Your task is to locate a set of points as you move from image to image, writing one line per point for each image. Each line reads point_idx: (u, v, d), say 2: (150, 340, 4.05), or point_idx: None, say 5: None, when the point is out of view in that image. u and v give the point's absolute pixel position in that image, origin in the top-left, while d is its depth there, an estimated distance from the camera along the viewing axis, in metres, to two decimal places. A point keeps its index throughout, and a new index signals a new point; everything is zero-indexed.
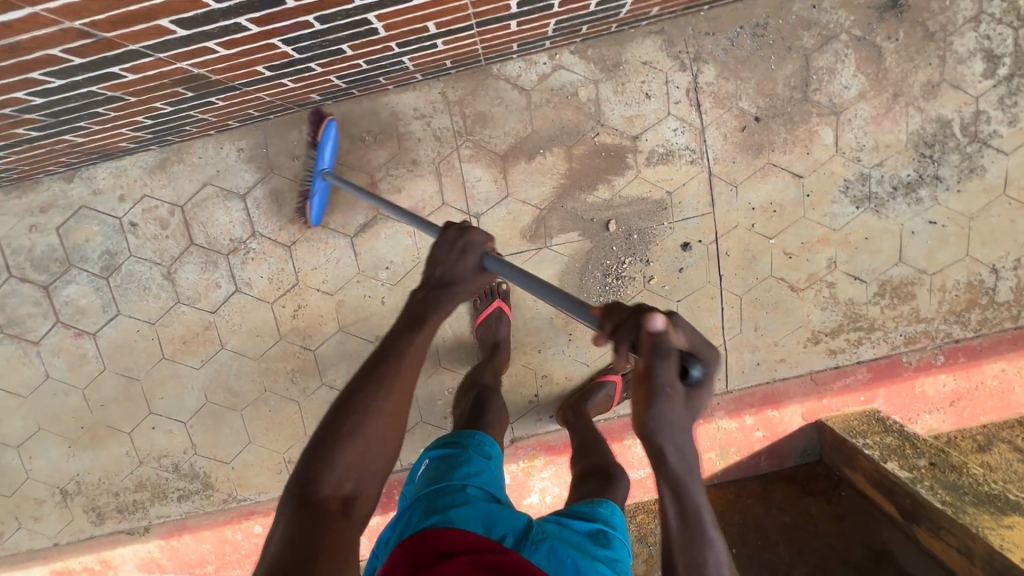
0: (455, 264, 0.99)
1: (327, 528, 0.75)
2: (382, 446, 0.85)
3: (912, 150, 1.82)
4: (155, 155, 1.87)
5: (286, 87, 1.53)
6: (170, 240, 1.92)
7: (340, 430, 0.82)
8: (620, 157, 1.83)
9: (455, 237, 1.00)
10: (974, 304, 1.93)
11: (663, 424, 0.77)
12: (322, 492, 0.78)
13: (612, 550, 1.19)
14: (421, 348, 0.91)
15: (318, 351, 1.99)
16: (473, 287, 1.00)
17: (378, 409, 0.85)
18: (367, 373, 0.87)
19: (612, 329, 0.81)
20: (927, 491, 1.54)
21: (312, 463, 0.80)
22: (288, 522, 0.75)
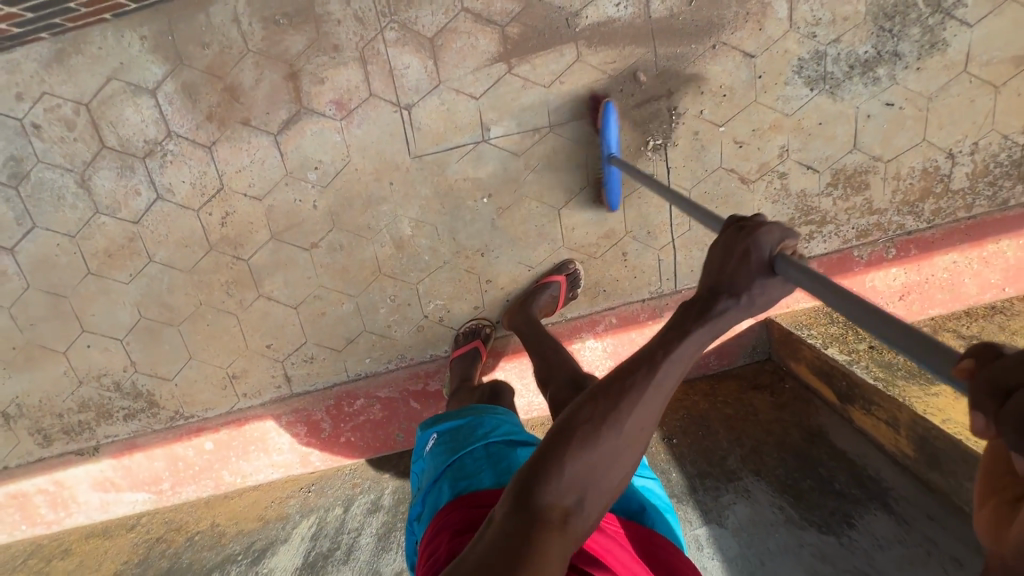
0: (731, 272, 0.84)
1: (542, 531, 0.79)
2: (605, 472, 0.84)
3: (871, 23, 1.70)
4: (49, 46, 1.70)
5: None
6: (79, 143, 1.78)
7: (570, 441, 0.83)
8: (559, 38, 1.69)
9: (735, 239, 0.84)
10: (928, 193, 1.87)
11: None
12: (544, 499, 0.80)
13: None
14: (670, 373, 0.84)
15: (252, 261, 1.91)
16: (761, 294, 0.84)
17: (610, 435, 0.83)
18: (600, 393, 0.86)
19: (1001, 408, 0.54)
20: (861, 370, 1.53)
21: (541, 463, 0.83)
22: (506, 516, 0.81)
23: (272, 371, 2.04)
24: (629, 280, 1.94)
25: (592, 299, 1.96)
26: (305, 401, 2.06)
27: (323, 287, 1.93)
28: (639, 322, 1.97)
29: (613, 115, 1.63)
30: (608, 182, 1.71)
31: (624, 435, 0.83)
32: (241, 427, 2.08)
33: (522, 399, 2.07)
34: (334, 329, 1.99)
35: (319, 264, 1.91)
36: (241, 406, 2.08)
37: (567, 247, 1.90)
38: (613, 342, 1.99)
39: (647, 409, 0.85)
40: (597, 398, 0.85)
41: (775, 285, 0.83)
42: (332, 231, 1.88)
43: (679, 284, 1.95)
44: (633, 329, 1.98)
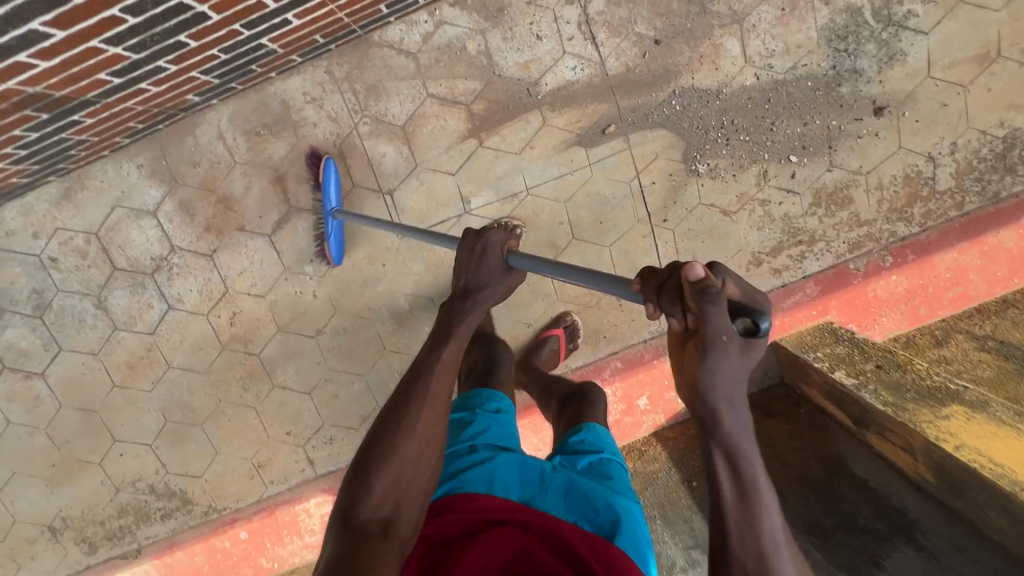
0: (477, 268, 1.17)
1: (367, 541, 0.91)
2: (412, 473, 1.01)
3: (826, 46, 1.73)
4: (57, 186, 1.84)
5: (158, 78, 1.48)
6: (92, 269, 1.90)
7: (373, 461, 0.99)
8: (522, 108, 1.76)
9: (475, 242, 1.18)
10: (915, 197, 1.86)
11: (717, 377, 0.79)
12: (364, 514, 0.94)
13: (616, 471, 1.25)
14: (443, 377, 1.07)
15: (263, 355, 1.99)
16: (505, 283, 1.18)
17: (403, 442, 1.00)
18: (394, 408, 1.03)
19: (656, 295, 0.85)
20: (871, 395, 1.49)
21: (357, 487, 0.97)
22: (335, 539, 0.92)
23: (295, 456, 2.10)
24: (627, 323, 1.96)
25: (595, 347, 1.98)
26: (330, 481, 2.11)
27: (332, 370, 2.00)
28: (646, 363, 1.96)
29: (331, 171, 1.71)
30: (327, 234, 1.75)
31: (415, 441, 1.01)
32: (272, 514, 2.12)
33: (540, 452, 2.09)
34: (348, 409, 2.04)
35: (326, 349, 1.98)
36: (270, 493, 2.14)
37: (562, 299, 1.94)
38: (622, 386, 1.97)
39: (434, 407, 1.04)
40: (391, 410, 1.04)
41: (513, 276, 1.18)
42: (335, 316, 1.95)
43: None
44: (640, 371, 1.96)
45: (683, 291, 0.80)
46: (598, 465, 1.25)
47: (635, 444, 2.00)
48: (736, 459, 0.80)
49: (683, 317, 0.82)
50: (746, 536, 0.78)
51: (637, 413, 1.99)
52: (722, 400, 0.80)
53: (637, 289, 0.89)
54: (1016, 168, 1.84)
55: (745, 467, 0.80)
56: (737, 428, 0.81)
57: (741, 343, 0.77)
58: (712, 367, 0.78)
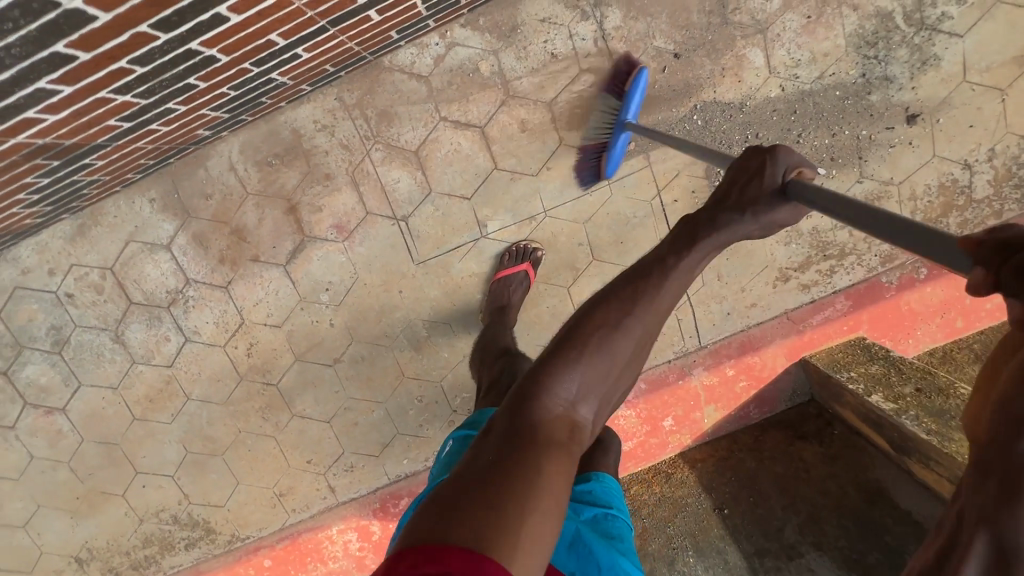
0: (743, 185, 0.82)
1: (551, 446, 0.68)
2: (612, 381, 0.74)
3: (854, 54, 1.65)
4: (71, 223, 1.83)
5: (172, 120, 1.45)
6: (109, 304, 1.89)
7: (575, 348, 0.73)
8: (539, 128, 1.71)
9: (756, 156, 0.83)
10: (950, 207, 1.78)
11: None
12: (549, 409, 0.70)
13: (622, 532, 1.14)
14: (683, 281, 0.77)
15: (281, 385, 1.96)
16: (770, 220, 0.80)
17: (619, 336, 0.73)
18: (623, 292, 0.76)
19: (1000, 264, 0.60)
20: (912, 422, 1.43)
21: (541, 374, 0.72)
22: (507, 426, 0.70)
23: (316, 484, 2.08)
24: (651, 344, 1.91)
25: None
26: (352, 508, 2.09)
27: (351, 398, 1.97)
28: (671, 384, 1.91)
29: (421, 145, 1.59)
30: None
31: (633, 346, 0.74)
32: (295, 541, 2.11)
33: None
34: (368, 436, 2.02)
35: (345, 377, 1.95)
36: (292, 520, 2.12)
37: None
38: (646, 407, 1.93)
39: (663, 314, 0.75)
40: (614, 292, 0.76)
41: (784, 211, 0.81)
42: (352, 345, 1.92)
43: (703, 340, 1.90)
44: (665, 392, 1.92)
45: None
46: (603, 521, 1.16)
47: (661, 467, 1.95)
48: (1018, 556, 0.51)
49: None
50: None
51: (662, 433, 1.94)
52: None
53: (971, 251, 0.63)
54: None
55: None
56: None
57: None
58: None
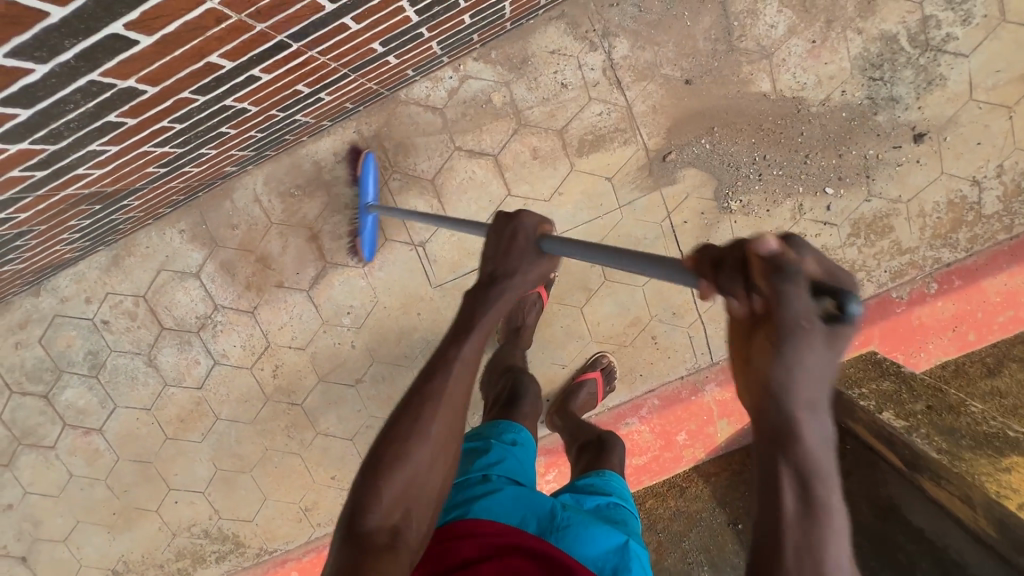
0: (508, 250, 0.93)
1: (376, 552, 0.81)
2: (425, 471, 0.88)
3: (859, 76, 1.69)
4: (106, 254, 1.93)
5: (202, 159, 1.46)
6: (142, 329, 1.98)
7: (380, 462, 0.87)
8: (550, 155, 1.76)
9: (504, 224, 0.93)
10: (959, 223, 1.80)
11: (803, 365, 0.58)
12: (371, 521, 0.84)
13: (626, 516, 1.19)
14: (470, 363, 0.92)
15: (306, 404, 2.04)
16: (536, 272, 0.94)
17: (423, 437, 0.88)
18: (410, 401, 0.91)
19: (711, 270, 0.66)
20: (921, 440, 1.48)
21: (367, 484, 0.85)
22: (339, 549, 0.82)
23: (340, 499, 2.14)
24: (663, 361, 1.94)
25: (631, 385, 1.97)
26: None
27: (372, 416, 2.04)
28: (684, 400, 1.95)
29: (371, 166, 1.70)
30: (361, 230, 1.75)
31: (429, 448, 0.88)
32: (321, 554, 2.17)
33: None
34: None
35: (366, 397, 2.02)
36: (318, 534, 2.18)
37: (596, 340, 1.93)
38: (660, 423, 1.97)
39: (451, 403, 0.90)
40: (408, 405, 0.91)
41: (542, 262, 0.93)
42: (373, 365, 1.98)
43: (715, 356, 1.93)
44: (678, 407, 1.95)
45: (791, 284, 0.56)
46: (606, 508, 1.21)
47: (675, 480, 1.98)
48: (809, 482, 0.62)
49: (748, 299, 0.61)
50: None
51: (676, 447, 1.97)
52: (801, 402, 0.60)
53: (692, 267, 0.70)
54: None
55: (820, 490, 0.62)
56: (815, 437, 0.61)
57: (824, 335, 0.56)
58: (789, 367, 0.58)
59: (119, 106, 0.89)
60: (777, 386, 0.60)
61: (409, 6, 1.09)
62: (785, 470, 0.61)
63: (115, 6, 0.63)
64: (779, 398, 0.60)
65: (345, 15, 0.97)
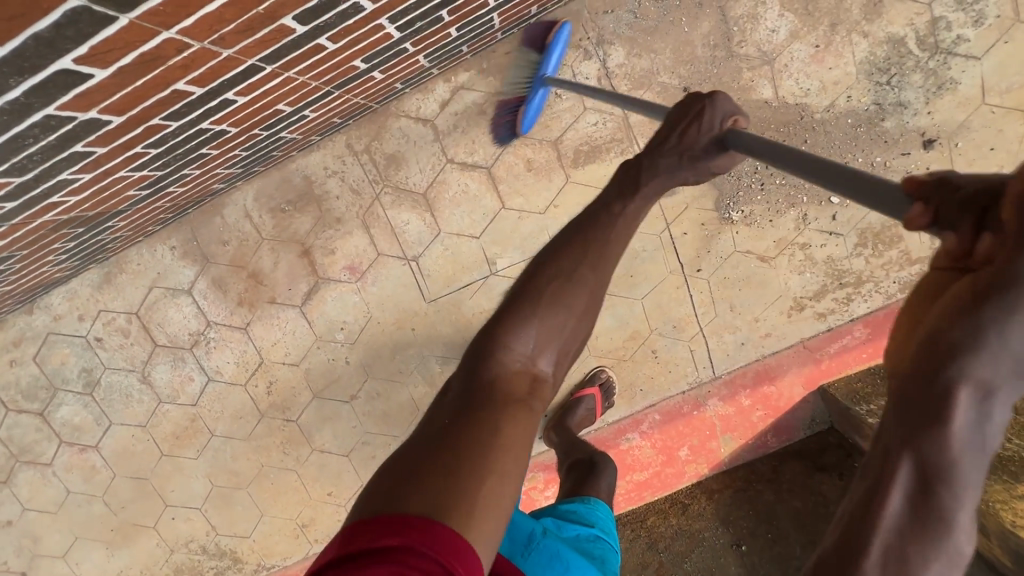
0: (682, 134, 0.88)
1: (508, 400, 0.74)
2: (564, 334, 0.83)
3: (865, 80, 1.62)
4: (99, 271, 1.91)
5: (186, 179, 1.42)
6: (135, 346, 1.97)
7: (525, 305, 0.82)
8: (545, 167, 1.72)
9: (697, 101, 0.87)
10: None
11: (987, 339, 0.47)
12: (508, 363, 0.79)
13: (605, 553, 1.13)
14: (636, 219, 0.88)
15: (300, 421, 2.01)
16: (706, 167, 0.87)
17: (572, 291, 0.83)
18: (561, 258, 0.85)
19: (936, 199, 0.58)
20: None
21: (503, 329, 0.81)
22: (464, 384, 0.78)
23: (337, 516, 2.09)
24: (664, 375, 1.89)
25: (632, 400, 1.92)
26: None
27: (368, 433, 2.00)
28: (686, 415, 1.90)
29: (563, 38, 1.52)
30: (529, 100, 1.60)
31: (575, 305, 0.83)
32: None
33: None
34: None
35: (361, 413, 1.98)
36: (315, 551, 2.14)
37: (594, 354, 1.88)
38: (661, 438, 1.92)
39: (603, 265, 0.84)
40: (557, 254, 0.86)
41: (721, 157, 0.87)
42: (368, 381, 1.95)
43: (717, 370, 1.88)
44: (680, 423, 1.90)
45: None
46: (587, 541, 1.14)
47: (678, 497, 1.93)
48: (934, 482, 0.49)
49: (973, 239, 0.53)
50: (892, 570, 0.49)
51: (678, 463, 1.93)
52: (972, 379, 0.47)
53: (910, 190, 0.61)
54: None
55: (947, 497, 0.49)
56: (966, 434, 0.48)
57: None
58: (976, 330, 0.48)
59: (83, 137, 0.85)
60: (955, 347, 0.48)
61: (388, 24, 1.04)
62: (910, 459, 0.49)
63: (59, 43, 0.59)
64: (957, 361, 0.48)
65: (320, 35, 0.93)
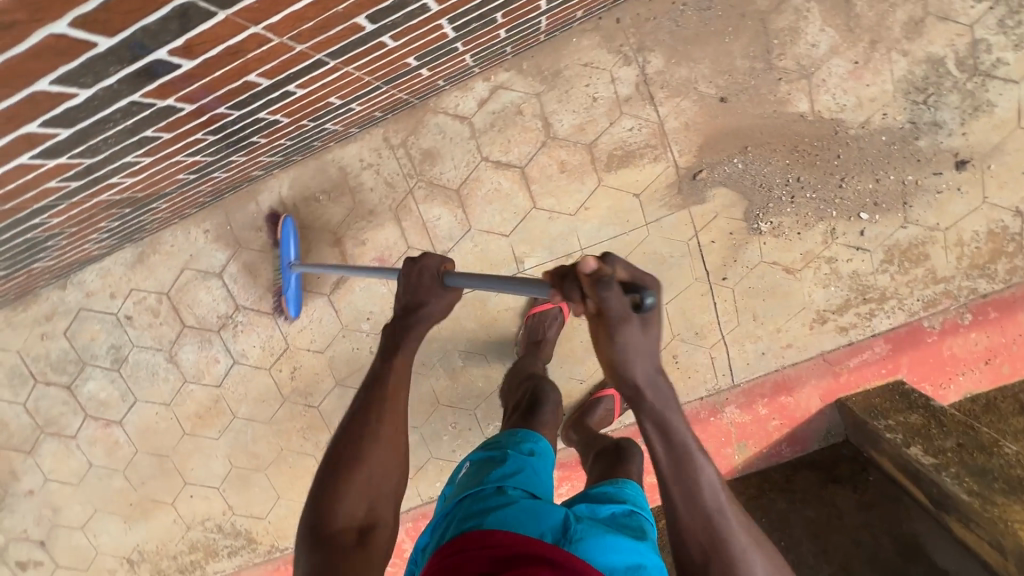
0: (426, 288, 1.03)
1: (342, 553, 0.90)
2: (383, 477, 0.99)
3: (902, 98, 1.63)
4: (133, 250, 1.95)
5: (232, 165, 1.46)
6: (164, 326, 2.00)
7: (345, 473, 0.96)
8: (578, 169, 1.74)
9: (412, 271, 1.04)
10: (999, 253, 1.74)
11: (630, 354, 0.79)
12: (336, 524, 0.93)
13: (642, 524, 1.13)
14: (404, 371, 1.04)
15: (322, 407, 2.04)
16: (443, 302, 1.04)
17: (371, 450, 0.98)
18: (353, 421, 1.00)
19: (559, 282, 0.84)
20: (951, 479, 1.45)
21: (325, 501, 0.95)
22: (308, 553, 0.91)
23: None
24: (683, 380, 1.91)
25: None
26: None
27: None
28: (702, 420, 1.93)
29: (289, 227, 1.74)
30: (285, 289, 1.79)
31: (382, 445, 0.99)
32: None
33: None
34: None
35: None
36: None
37: None
38: None
39: (397, 405, 1.02)
40: (353, 430, 0.99)
41: (453, 296, 1.04)
42: None
43: (736, 378, 1.90)
44: (696, 428, 1.93)
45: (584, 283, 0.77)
46: (624, 517, 1.14)
47: None
48: (661, 427, 0.84)
49: (584, 302, 0.80)
50: (688, 501, 0.83)
51: None
52: (640, 381, 0.82)
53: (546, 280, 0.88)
54: None
55: (676, 435, 0.84)
56: (659, 397, 0.84)
57: (638, 321, 0.77)
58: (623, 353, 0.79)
59: (156, 122, 0.88)
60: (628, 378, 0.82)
61: (447, 24, 1.06)
62: (646, 421, 0.85)
63: (162, 35, 0.62)
64: (626, 384, 0.83)
65: (385, 34, 0.95)
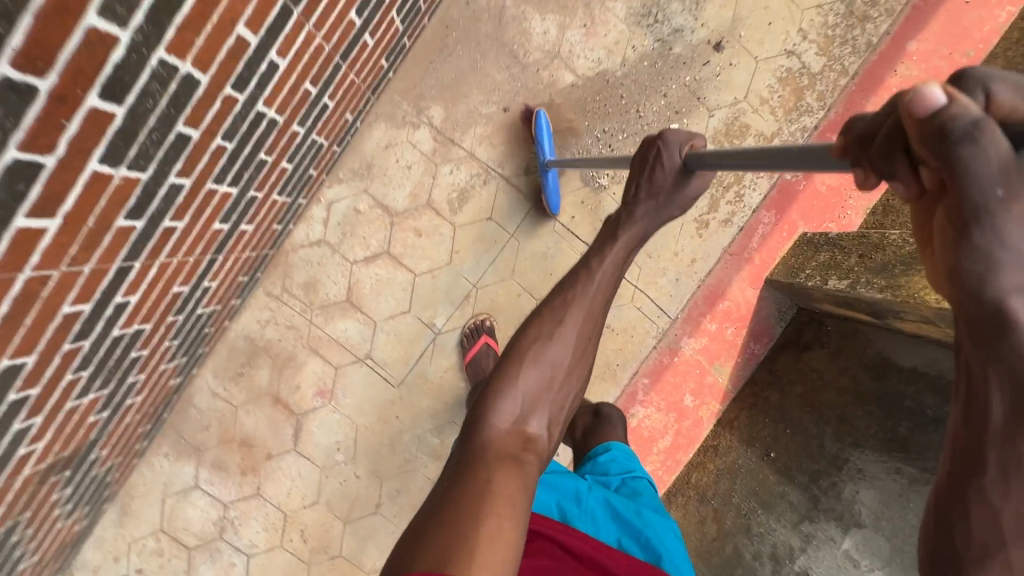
0: (649, 176, 1.06)
1: (504, 457, 0.81)
2: (548, 398, 0.92)
3: (638, 28, 1.86)
4: (114, 509, 2.03)
5: (139, 385, 1.59)
6: (172, 559, 2.04)
7: (503, 382, 0.90)
8: (432, 226, 1.91)
9: (649, 147, 1.07)
10: (800, 90, 1.90)
11: (997, 256, 0.50)
12: (499, 428, 0.86)
13: (650, 492, 1.24)
14: (587, 305, 0.98)
15: (345, 552, 2.03)
16: (684, 194, 1.06)
17: (529, 368, 0.92)
18: (529, 330, 0.96)
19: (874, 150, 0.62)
20: (864, 288, 1.46)
21: (489, 400, 0.89)
22: (464, 451, 0.85)
23: None
24: (629, 342, 1.97)
25: (616, 378, 1.98)
26: None
27: None
28: (668, 365, 1.98)
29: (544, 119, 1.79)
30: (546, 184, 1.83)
31: (547, 367, 0.92)
32: None
33: None
34: None
35: (393, 515, 2.03)
36: None
37: None
38: (661, 397, 1.98)
39: (577, 321, 0.96)
40: (531, 331, 0.96)
41: (690, 182, 1.05)
42: (384, 484, 2.02)
43: (672, 313, 1.97)
44: (669, 374, 1.98)
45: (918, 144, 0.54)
46: (631, 484, 1.25)
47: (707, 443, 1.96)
48: None
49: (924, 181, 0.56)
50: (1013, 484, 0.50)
51: (689, 413, 1.99)
52: (1012, 280, 0.50)
53: (840, 155, 0.69)
54: (868, 15, 1.88)
55: None
56: None
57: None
58: (984, 246, 0.51)
59: (11, 382, 1.02)
60: (977, 272, 0.51)
61: (218, 185, 1.25)
62: (992, 374, 0.51)
63: None
64: (985, 281, 0.51)
65: (163, 218, 1.13)
